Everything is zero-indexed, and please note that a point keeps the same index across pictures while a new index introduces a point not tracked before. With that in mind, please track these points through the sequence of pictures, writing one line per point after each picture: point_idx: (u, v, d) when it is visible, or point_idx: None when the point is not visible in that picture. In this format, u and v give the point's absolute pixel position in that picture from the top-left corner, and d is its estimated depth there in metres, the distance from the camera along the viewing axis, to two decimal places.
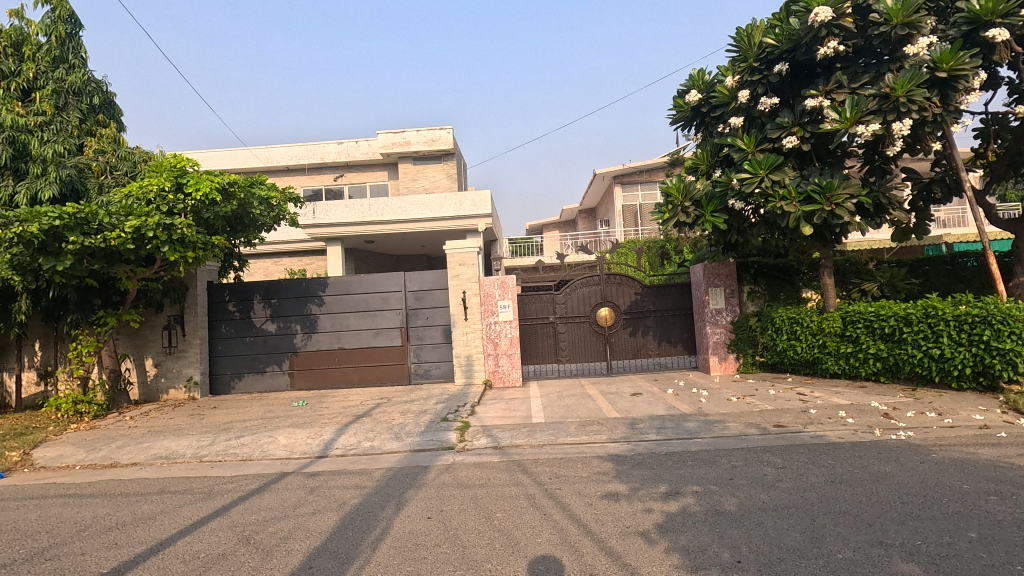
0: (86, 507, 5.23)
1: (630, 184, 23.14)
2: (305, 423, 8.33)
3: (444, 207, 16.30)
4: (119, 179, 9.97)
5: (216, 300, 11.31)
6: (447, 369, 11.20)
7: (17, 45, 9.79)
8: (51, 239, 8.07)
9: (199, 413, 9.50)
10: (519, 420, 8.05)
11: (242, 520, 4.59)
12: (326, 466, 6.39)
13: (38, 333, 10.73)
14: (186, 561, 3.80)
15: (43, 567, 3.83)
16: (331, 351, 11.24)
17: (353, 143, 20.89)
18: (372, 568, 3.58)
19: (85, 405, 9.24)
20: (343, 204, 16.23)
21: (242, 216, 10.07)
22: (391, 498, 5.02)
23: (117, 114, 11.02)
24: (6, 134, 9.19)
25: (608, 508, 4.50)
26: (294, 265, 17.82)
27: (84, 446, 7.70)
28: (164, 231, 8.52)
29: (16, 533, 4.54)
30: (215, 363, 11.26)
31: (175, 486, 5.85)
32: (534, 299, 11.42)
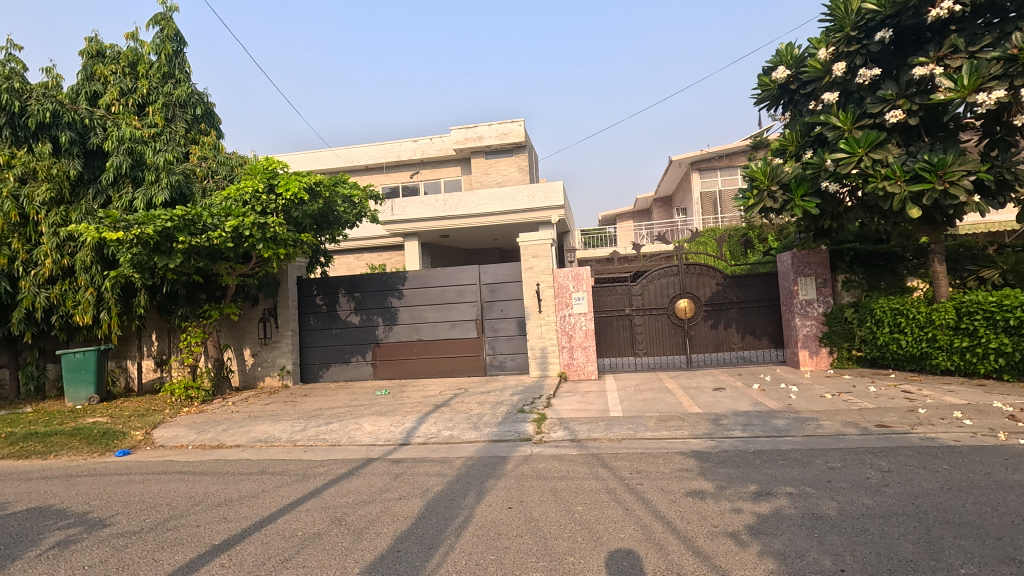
0: (199, 483, 5.73)
1: (709, 170, 22.14)
2: (388, 412, 8.68)
3: (516, 200, 16.35)
4: (219, 182, 10.76)
5: (305, 294, 12.00)
6: (522, 360, 11.31)
7: (133, 65, 10.89)
8: (163, 239, 8.90)
9: (292, 400, 10.15)
10: (596, 414, 7.94)
11: (334, 503, 4.85)
12: (409, 454, 6.62)
13: (154, 325, 11.85)
14: (286, 538, 4.05)
15: (165, 536, 4.24)
16: (410, 343, 11.63)
17: (427, 140, 21.39)
18: (457, 555, 3.65)
19: (195, 391, 10.12)
20: (419, 200, 16.71)
21: (328, 215, 10.60)
22: (472, 487, 5.12)
23: (217, 122, 11.89)
24: (126, 146, 10.19)
25: (693, 506, 4.34)
26: (374, 260, 18.56)
27: (195, 428, 8.46)
28: (259, 230, 9.11)
29: (142, 505, 5.05)
30: (305, 353, 11.97)
31: (273, 468, 6.29)
32: (608, 291, 11.20)
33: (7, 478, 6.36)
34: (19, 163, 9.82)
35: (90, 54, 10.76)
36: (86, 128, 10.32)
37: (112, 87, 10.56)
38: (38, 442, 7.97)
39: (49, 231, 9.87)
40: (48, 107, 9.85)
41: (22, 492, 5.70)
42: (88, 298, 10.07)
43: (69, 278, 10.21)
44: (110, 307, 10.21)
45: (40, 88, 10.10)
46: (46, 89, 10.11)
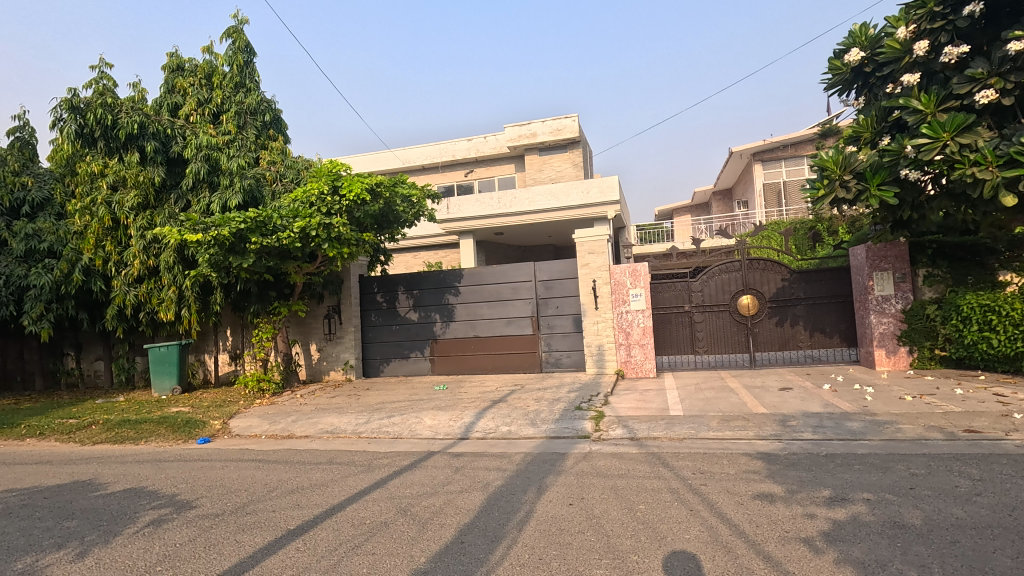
0: (272, 471, 6.05)
1: (772, 160, 21.20)
2: (447, 406, 8.86)
3: (571, 196, 16.24)
4: (287, 185, 11.24)
5: (366, 291, 12.39)
6: (578, 357, 11.25)
7: (209, 76, 11.58)
8: (238, 240, 9.44)
9: (356, 393, 10.53)
10: (655, 412, 7.79)
11: (398, 493, 5.00)
12: (468, 448, 6.74)
13: (229, 321, 12.57)
14: (355, 526, 4.22)
15: (246, 518, 4.52)
16: (466, 339, 11.81)
17: (482, 138, 21.58)
18: (520, 549, 3.69)
19: (266, 383, 10.70)
20: (474, 198, 16.89)
21: (388, 214, 10.90)
22: (533, 483, 5.15)
23: (285, 128, 12.45)
24: (203, 153, 10.87)
25: (762, 509, 4.19)
26: (431, 258, 18.96)
27: (267, 419, 8.93)
28: (324, 230, 9.53)
29: (223, 490, 5.40)
30: (367, 349, 12.38)
31: (340, 458, 6.56)
32: (667, 287, 10.95)
33: (105, 461, 6.96)
34: (111, 172, 10.67)
35: (171, 68, 11.52)
36: (168, 137, 11.07)
37: (190, 99, 11.27)
38: (130, 428, 8.67)
39: (137, 234, 10.66)
40: (136, 119, 10.62)
41: (119, 473, 6.22)
42: (171, 296, 10.79)
43: (154, 278, 10.99)
44: (190, 304, 10.91)
45: (128, 101, 10.91)
46: (134, 102, 10.91)
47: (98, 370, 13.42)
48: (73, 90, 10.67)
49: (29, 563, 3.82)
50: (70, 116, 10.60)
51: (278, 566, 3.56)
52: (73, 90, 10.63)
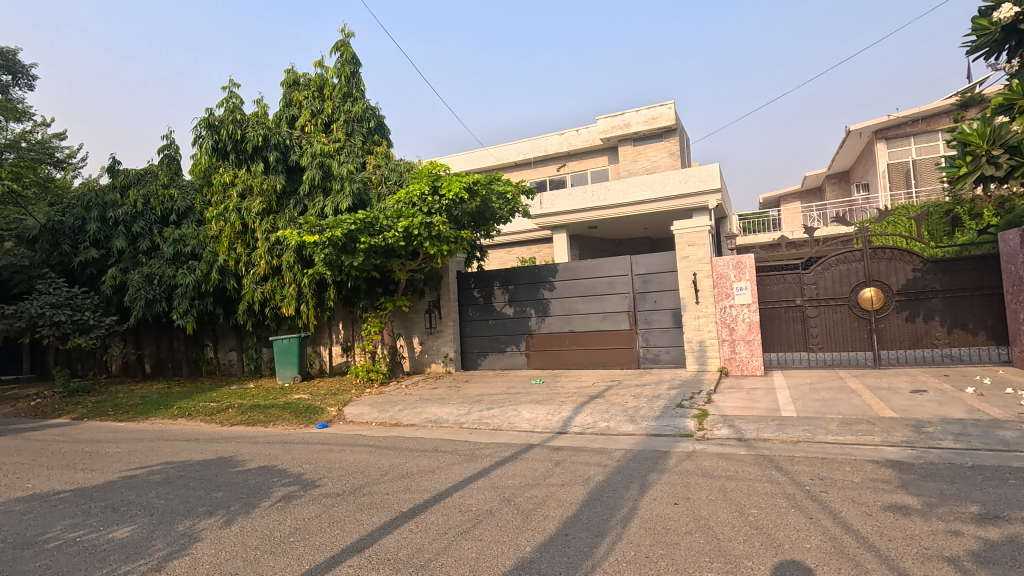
0: (383, 456, 6.45)
1: (898, 137, 19.09)
2: (544, 400, 8.94)
3: (668, 186, 15.70)
4: (391, 187, 11.86)
5: (464, 287, 12.79)
6: (677, 354, 10.88)
7: (321, 89, 12.53)
8: (348, 240, 10.09)
9: (456, 385, 10.92)
10: (764, 412, 7.35)
11: (502, 483, 5.13)
12: (567, 443, 6.76)
13: (341, 315, 13.52)
14: (462, 512, 4.39)
15: (363, 499, 4.87)
16: (562, 334, 11.81)
17: (574, 131, 21.39)
18: (625, 545, 3.65)
19: (374, 373, 11.42)
20: (567, 192, 16.83)
21: (484, 212, 11.13)
22: (635, 480, 5.06)
23: (388, 133, 13.14)
24: (318, 160, 11.76)
25: (895, 522, 3.82)
26: (524, 253, 19.18)
27: (377, 407, 9.53)
28: (425, 229, 9.99)
29: (342, 471, 5.85)
30: (465, 343, 12.78)
31: (445, 447, 6.85)
32: (776, 280, 10.23)
33: (242, 441, 7.82)
34: (240, 181, 11.82)
35: (289, 84, 12.60)
36: (287, 147, 12.12)
37: (305, 111, 12.27)
38: (260, 413, 9.63)
39: (263, 237, 11.75)
40: (260, 133, 11.75)
41: (254, 452, 6.96)
42: (292, 293, 11.76)
43: (277, 276, 12.04)
44: (308, 300, 11.83)
45: (253, 117, 12.04)
46: (258, 117, 12.03)
47: (231, 360, 14.87)
48: (209, 110, 11.96)
49: (187, 526, 4.37)
50: (207, 133, 11.89)
51: (395, 545, 3.80)
52: (209, 110, 11.93)
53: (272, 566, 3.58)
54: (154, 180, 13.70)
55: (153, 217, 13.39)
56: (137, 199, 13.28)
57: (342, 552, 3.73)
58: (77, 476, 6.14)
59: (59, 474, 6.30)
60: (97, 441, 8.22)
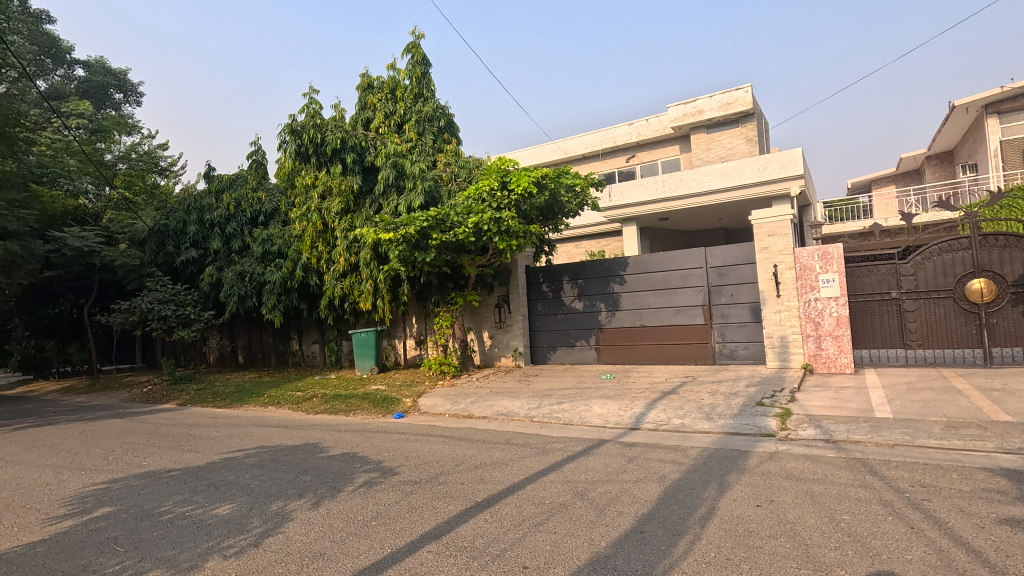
0: (457, 447, 6.61)
1: (1013, 111, 17.16)
2: (615, 395, 8.81)
3: (745, 174, 14.99)
4: (461, 184, 12.08)
5: (533, 282, 12.83)
6: (756, 349, 10.38)
7: (393, 90, 12.97)
8: (421, 237, 10.36)
9: (526, 379, 11.01)
10: (855, 413, 6.87)
11: (574, 477, 5.12)
12: (641, 439, 6.63)
13: (414, 310, 13.97)
14: (535, 504, 4.42)
15: (440, 487, 5.03)
16: (633, 328, 11.58)
17: (643, 121, 20.89)
18: (704, 546, 3.54)
19: (446, 366, 11.70)
20: (637, 183, 16.47)
21: (553, 205, 11.08)
22: (713, 479, 4.89)
23: (457, 131, 13.39)
24: (391, 160, 12.18)
25: (1014, 537, 3.45)
26: (593, 247, 18.96)
27: (450, 399, 9.78)
28: (495, 224, 10.12)
29: (419, 460, 6.06)
30: (534, 337, 12.82)
31: (517, 439, 6.92)
32: (868, 271, 9.52)
33: (325, 428, 8.27)
34: (320, 183, 12.45)
35: (364, 88, 13.14)
36: (363, 149, 12.63)
37: (379, 113, 12.76)
38: (342, 402, 10.15)
39: (342, 235, 12.30)
40: (338, 136, 12.32)
41: (337, 439, 7.34)
42: (368, 288, 12.23)
43: (355, 272, 12.59)
44: (383, 295, 12.27)
45: (332, 121, 12.64)
46: (336, 121, 12.62)
47: (314, 352, 15.74)
48: (292, 116, 12.69)
49: (280, 506, 4.69)
50: (291, 138, 12.62)
51: (471, 534, 3.89)
52: (292, 116, 12.66)
53: (357, 548, 3.77)
54: (244, 185, 14.72)
55: (244, 219, 14.42)
56: (230, 203, 14.35)
57: (420, 538, 3.87)
58: (185, 456, 6.75)
59: (168, 454, 6.95)
60: (200, 425, 8.99)
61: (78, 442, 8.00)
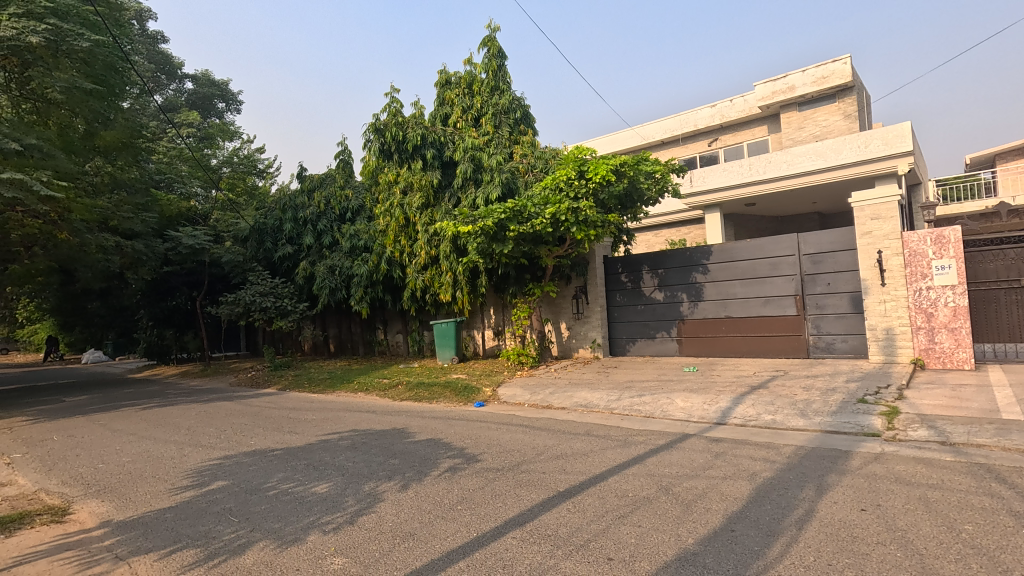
0: (538, 436, 6.67)
1: None
2: (699, 388, 8.50)
3: (843, 153, 13.87)
4: (538, 175, 12.08)
5: (611, 272, 12.62)
6: (857, 343, 9.62)
7: (470, 85, 13.22)
8: (499, 229, 10.45)
9: (605, 370, 10.88)
10: (976, 413, 6.20)
11: (658, 471, 5.01)
12: (728, 435, 6.37)
13: (492, 301, 14.18)
14: (619, 497, 4.37)
15: (522, 475, 5.10)
16: (717, 320, 11.10)
17: (727, 102, 19.85)
18: (802, 548, 3.34)
19: (525, 357, 11.79)
20: (721, 167, 15.72)
21: (632, 193, 10.80)
22: (810, 480, 4.60)
23: (533, 122, 13.40)
24: (469, 154, 12.39)
25: None
26: (674, 235, 18.35)
27: (529, 389, 9.88)
28: (572, 214, 10.04)
29: (501, 448, 6.18)
30: (613, 328, 12.59)
31: (597, 431, 6.87)
32: (992, 256, 8.53)
33: (411, 415, 8.62)
34: (402, 179, 12.88)
35: (442, 84, 13.47)
36: (442, 144, 12.96)
37: (458, 108, 13.06)
38: (425, 390, 10.54)
39: (423, 229, 12.68)
40: (419, 133, 12.71)
41: (422, 425, 7.64)
42: (448, 280, 12.52)
43: (436, 265, 12.92)
44: (463, 287, 12.52)
45: (412, 118, 13.05)
46: (416, 118, 13.02)
47: (398, 341, 16.40)
48: (375, 116, 13.23)
49: (372, 487, 4.96)
50: (375, 137, 13.17)
51: (555, 523, 3.91)
52: (375, 116, 13.20)
53: (445, 530, 3.91)
54: (333, 183, 15.59)
55: (333, 216, 15.27)
56: (320, 201, 15.27)
57: (505, 524, 3.95)
58: (286, 437, 7.31)
59: (273, 434, 7.55)
60: (298, 409, 9.68)
61: (197, 421, 8.88)
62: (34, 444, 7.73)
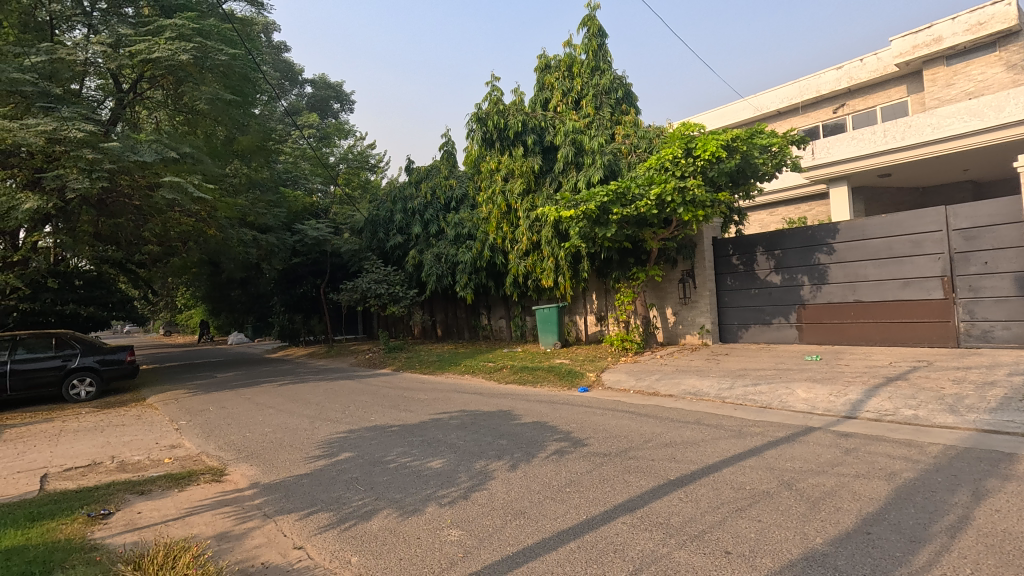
0: (644, 423, 6.53)
1: None
2: (824, 379, 7.83)
3: (1005, 111, 11.95)
4: (641, 155, 11.70)
5: (721, 255, 11.94)
6: (1022, 330, 8.31)
7: (570, 67, 13.08)
8: (602, 213, 10.25)
9: (715, 357, 10.38)
10: None
11: (779, 465, 4.70)
12: (860, 430, 5.81)
13: (594, 286, 14.03)
14: (735, 489, 4.16)
15: (630, 461, 5.03)
16: (845, 305, 10.12)
17: (856, 62, 17.87)
18: (956, 559, 2.98)
19: (629, 343, 11.55)
20: (849, 136, 14.22)
21: (745, 169, 10.09)
22: (965, 484, 4.07)
23: (635, 100, 12.96)
24: (570, 138, 12.26)
25: None
26: (792, 214, 16.96)
27: (634, 375, 9.71)
28: (679, 195, 9.62)
29: (607, 433, 6.14)
30: (723, 314, 11.92)
31: (709, 420, 6.59)
32: None
33: (516, 398, 8.83)
34: (504, 166, 13.05)
35: (542, 69, 13.44)
36: (543, 129, 12.95)
37: (558, 92, 12.99)
38: (529, 373, 10.74)
39: (524, 216, 12.79)
40: (519, 119, 12.79)
41: (527, 408, 7.79)
42: (550, 266, 12.53)
43: (537, 251, 12.98)
44: (565, 272, 12.48)
45: (513, 105, 13.15)
46: (517, 105, 13.12)
47: (501, 327, 16.79)
48: (477, 106, 13.49)
49: (482, 465, 5.15)
50: (477, 126, 13.42)
51: (666, 511, 3.82)
52: (477, 106, 13.46)
53: (555, 511, 3.97)
54: (438, 174, 16.21)
55: (438, 206, 15.91)
56: (427, 191, 15.95)
57: (615, 509, 3.92)
58: (402, 415, 7.79)
59: (390, 412, 8.09)
60: (411, 389, 10.30)
61: (324, 398, 9.74)
62: (196, 413, 8.94)
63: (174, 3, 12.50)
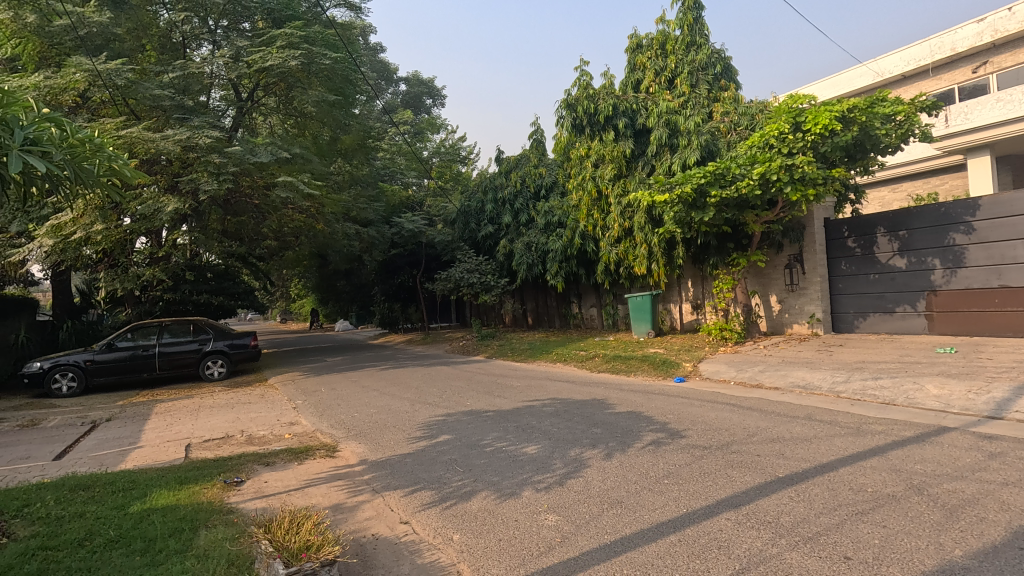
0: (748, 416, 6.19)
1: None
2: (960, 373, 6.98)
3: None
4: (742, 133, 11.01)
5: (834, 237, 10.96)
6: None
7: (664, 45, 12.53)
8: (699, 195, 9.77)
9: (827, 348, 9.59)
10: None
11: (906, 467, 4.26)
12: (1007, 432, 5.12)
13: (690, 273, 13.48)
14: (855, 491, 3.83)
15: (731, 455, 4.80)
16: (986, 291, 8.94)
17: (1003, 12, 15.54)
18: None
19: (728, 332, 10.99)
20: (992, 99, 12.48)
21: (864, 142, 9.17)
22: None
23: (735, 75, 12.21)
24: (664, 119, 11.76)
25: None
26: (919, 190, 15.22)
27: (734, 366, 9.22)
28: (786, 173, 8.95)
29: (706, 425, 5.89)
30: (837, 302, 10.96)
31: (821, 415, 6.11)
32: None
33: (609, 386, 8.74)
34: (594, 152, 12.81)
35: (633, 48, 13.00)
36: (635, 112, 12.49)
37: (651, 71, 12.50)
38: (622, 362, 10.56)
39: (615, 201, 12.48)
40: (610, 103, 12.48)
41: (621, 398, 7.67)
42: (643, 252, 12.17)
43: (629, 237, 12.65)
44: (658, 259, 12.04)
45: (603, 89, 12.86)
46: (607, 88, 12.81)
47: (592, 315, 16.62)
48: (567, 92, 13.32)
49: (577, 453, 5.14)
50: (567, 113, 13.22)
51: (775, 510, 3.59)
52: (567, 92, 13.29)
53: (653, 502, 3.87)
54: (528, 163, 16.27)
55: (528, 194, 16.00)
56: (517, 180, 16.09)
57: (718, 504, 3.76)
58: (496, 400, 7.98)
59: (484, 397, 8.32)
60: (504, 376, 10.51)
61: (423, 382, 10.21)
62: (310, 394, 9.73)
63: (284, 14, 13.37)
